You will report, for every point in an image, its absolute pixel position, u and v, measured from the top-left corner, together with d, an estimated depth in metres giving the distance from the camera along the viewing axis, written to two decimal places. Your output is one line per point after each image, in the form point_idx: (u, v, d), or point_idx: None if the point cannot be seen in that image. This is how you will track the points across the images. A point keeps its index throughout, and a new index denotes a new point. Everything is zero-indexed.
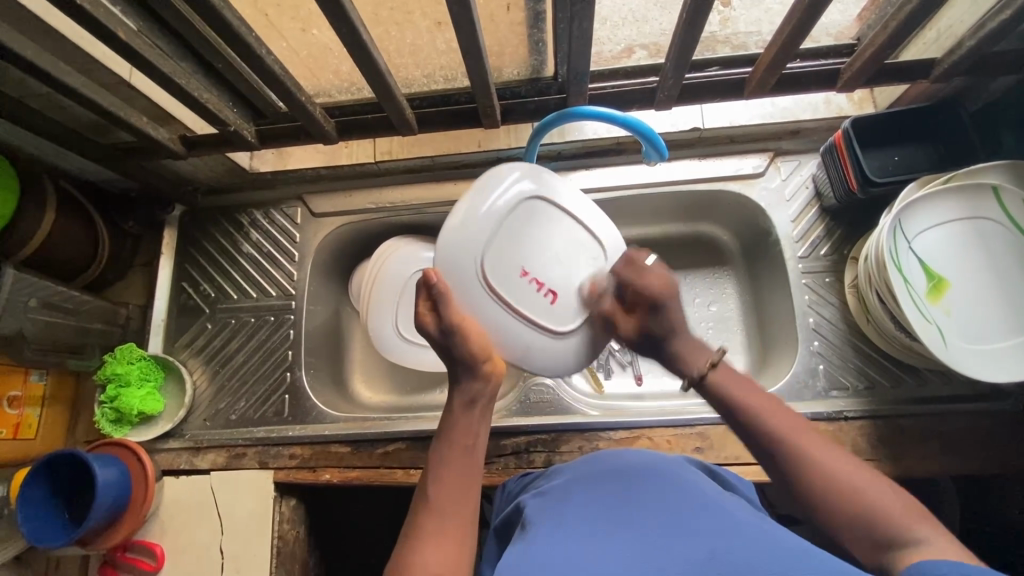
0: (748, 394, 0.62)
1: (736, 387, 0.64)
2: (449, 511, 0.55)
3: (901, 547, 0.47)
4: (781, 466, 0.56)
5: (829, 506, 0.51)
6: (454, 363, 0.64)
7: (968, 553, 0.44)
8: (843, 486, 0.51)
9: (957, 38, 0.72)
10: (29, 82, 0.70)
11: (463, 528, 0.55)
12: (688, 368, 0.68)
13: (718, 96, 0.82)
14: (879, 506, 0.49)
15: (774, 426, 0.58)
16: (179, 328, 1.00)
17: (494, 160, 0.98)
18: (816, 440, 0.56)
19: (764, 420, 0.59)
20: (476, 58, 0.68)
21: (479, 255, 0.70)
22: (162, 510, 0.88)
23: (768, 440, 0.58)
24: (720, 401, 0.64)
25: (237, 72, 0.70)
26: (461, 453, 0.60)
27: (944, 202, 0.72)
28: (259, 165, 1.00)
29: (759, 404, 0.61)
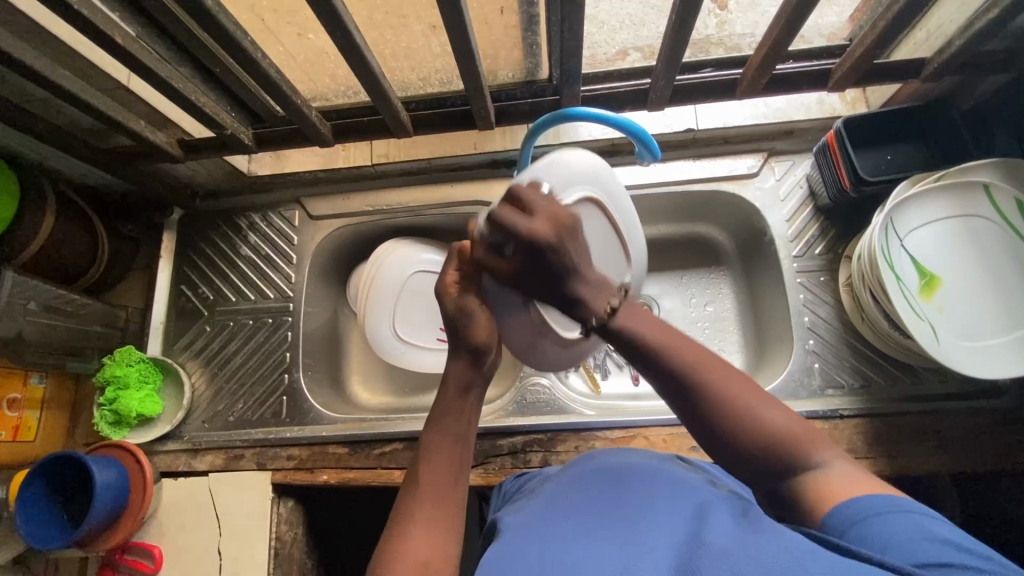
0: (649, 326, 0.55)
1: (636, 320, 0.55)
2: (432, 501, 0.54)
3: (803, 471, 0.49)
4: (696, 408, 0.51)
5: (741, 444, 0.49)
6: (458, 345, 0.60)
7: (863, 470, 0.48)
8: (756, 422, 0.49)
9: (946, 38, 0.73)
10: (28, 87, 0.71)
11: (450, 517, 0.53)
12: (591, 310, 0.56)
13: (711, 97, 0.82)
14: (784, 434, 0.49)
15: (684, 365, 0.52)
16: (178, 330, 1.01)
17: (490, 162, 0.99)
18: (723, 370, 0.52)
19: (675, 358, 0.52)
20: (470, 60, 0.69)
21: None
22: (161, 512, 0.89)
23: (684, 385, 0.51)
24: (627, 341, 0.55)
25: (233, 76, 0.71)
26: (447, 436, 0.57)
27: (936, 200, 0.72)
28: (256, 169, 1.01)
29: (675, 348, 0.53)
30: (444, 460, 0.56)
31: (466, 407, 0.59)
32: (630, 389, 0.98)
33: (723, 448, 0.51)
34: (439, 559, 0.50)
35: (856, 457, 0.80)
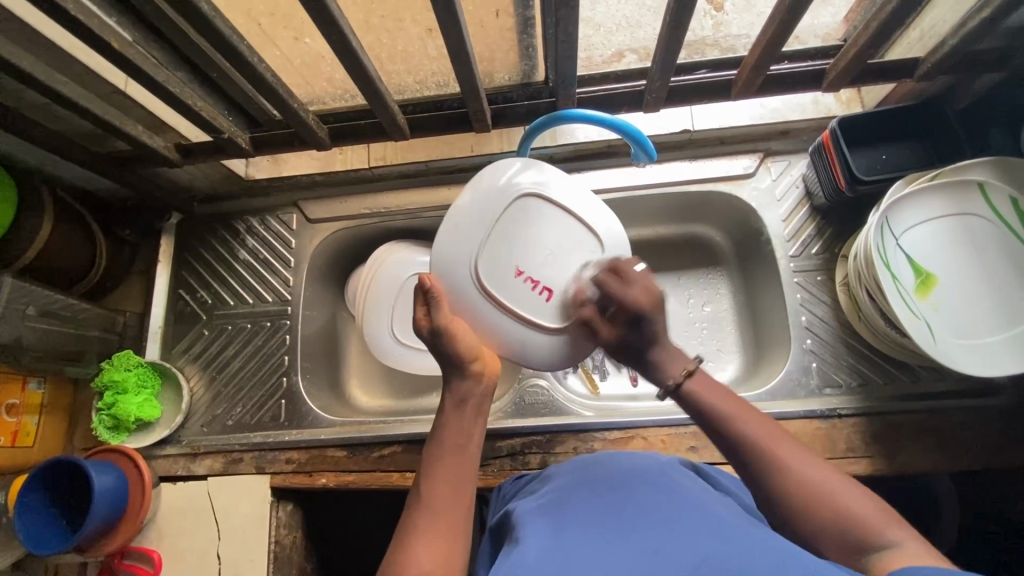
0: (719, 398, 0.60)
1: (710, 394, 0.61)
2: (439, 510, 0.54)
3: (871, 553, 0.47)
4: (760, 477, 0.54)
5: (810, 520, 0.50)
6: (445, 362, 0.65)
7: (938, 557, 0.45)
8: (822, 497, 0.50)
9: (940, 37, 0.73)
10: (25, 92, 0.72)
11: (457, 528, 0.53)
12: (667, 373, 0.65)
13: (707, 98, 0.83)
14: (856, 513, 0.49)
15: (752, 434, 0.56)
16: (176, 335, 1.01)
17: (487, 164, 0.99)
18: (785, 442, 0.55)
19: (744, 429, 0.57)
20: (466, 63, 0.69)
21: (473, 254, 0.70)
22: (159, 517, 0.89)
23: (747, 450, 0.55)
24: (699, 411, 0.61)
25: (230, 80, 0.71)
26: (453, 453, 0.59)
27: (930, 199, 0.72)
28: (253, 172, 1.01)
29: (741, 418, 0.57)
30: (448, 476, 0.57)
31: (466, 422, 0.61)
32: (629, 389, 0.98)
33: (793, 527, 0.52)
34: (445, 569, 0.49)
35: (854, 456, 0.80)
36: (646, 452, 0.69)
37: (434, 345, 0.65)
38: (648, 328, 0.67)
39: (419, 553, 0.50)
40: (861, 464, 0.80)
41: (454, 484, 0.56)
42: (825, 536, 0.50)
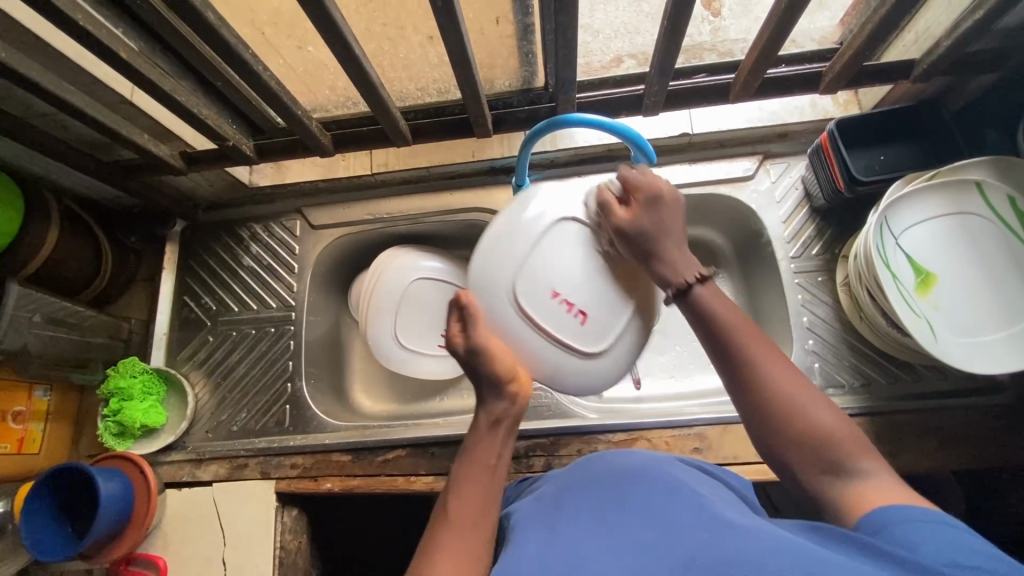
0: (716, 304, 0.58)
1: (712, 305, 0.58)
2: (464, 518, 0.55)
3: (844, 477, 0.48)
4: (746, 386, 0.54)
5: (782, 432, 0.51)
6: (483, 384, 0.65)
7: (907, 487, 0.47)
8: (801, 415, 0.50)
9: (935, 39, 0.74)
10: (33, 102, 0.73)
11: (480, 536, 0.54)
12: (674, 278, 0.61)
13: (706, 101, 0.84)
14: (831, 433, 0.49)
15: (741, 345, 0.55)
16: (181, 341, 1.01)
17: (488, 169, 1.00)
18: (776, 358, 0.54)
19: (735, 338, 0.55)
20: (467, 69, 0.70)
21: (510, 281, 0.68)
22: (165, 523, 0.89)
23: (735, 359, 0.55)
24: (698, 317, 0.58)
25: (235, 89, 0.72)
26: (478, 466, 0.60)
27: (929, 198, 0.73)
28: (257, 179, 1.03)
29: (738, 337, 0.55)
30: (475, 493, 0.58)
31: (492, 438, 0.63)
32: (632, 392, 0.99)
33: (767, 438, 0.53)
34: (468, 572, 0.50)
35: None
36: (650, 452, 0.69)
37: (472, 367, 0.66)
38: (653, 219, 0.62)
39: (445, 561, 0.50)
40: None
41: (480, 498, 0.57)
42: (827, 501, 0.49)
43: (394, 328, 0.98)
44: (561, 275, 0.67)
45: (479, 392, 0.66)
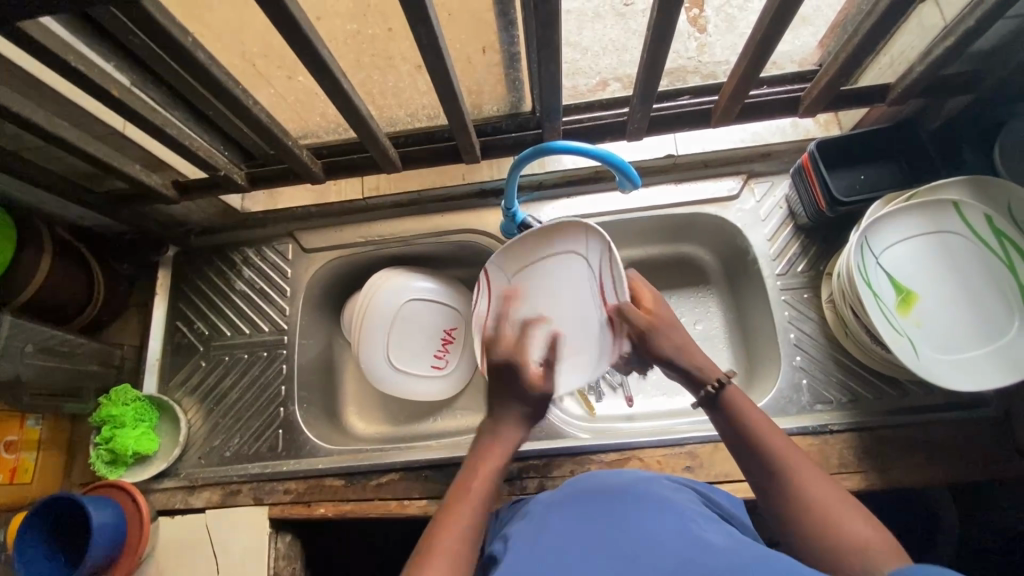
0: (753, 413, 0.60)
1: (743, 413, 0.60)
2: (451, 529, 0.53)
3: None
4: (778, 486, 0.55)
5: (814, 540, 0.51)
6: (512, 401, 0.65)
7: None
8: (826, 516, 0.51)
9: (909, 63, 0.76)
10: (26, 136, 0.73)
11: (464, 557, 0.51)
12: (704, 377, 0.64)
13: (690, 124, 0.85)
14: (870, 545, 0.48)
15: (779, 456, 0.56)
16: (173, 366, 1.01)
17: (478, 191, 1.01)
18: (813, 473, 0.54)
19: (773, 446, 0.57)
20: (454, 99, 0.72)
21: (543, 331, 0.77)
22: (158, 552, 0.88)
23: (766, 462, 0.56)
24: (728, 418, 0.61)
25: (226, 120, 0.73)
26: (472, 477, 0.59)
27: (908, 218, 0.74)
28: (249, 206, 1.04)
29: (764, 434, 0.58)
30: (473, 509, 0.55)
31: (499, 450, 0.61)
32: (624, 410, 0.99)
33: (801, 540, 0.52)
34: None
35: (848, 471, 0.81)
36: (640, 470, 0.70)
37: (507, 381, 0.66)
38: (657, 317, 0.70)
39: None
40: (855, 479, 0.80)
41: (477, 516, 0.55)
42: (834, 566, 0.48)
43: (387, 349, 0.99)
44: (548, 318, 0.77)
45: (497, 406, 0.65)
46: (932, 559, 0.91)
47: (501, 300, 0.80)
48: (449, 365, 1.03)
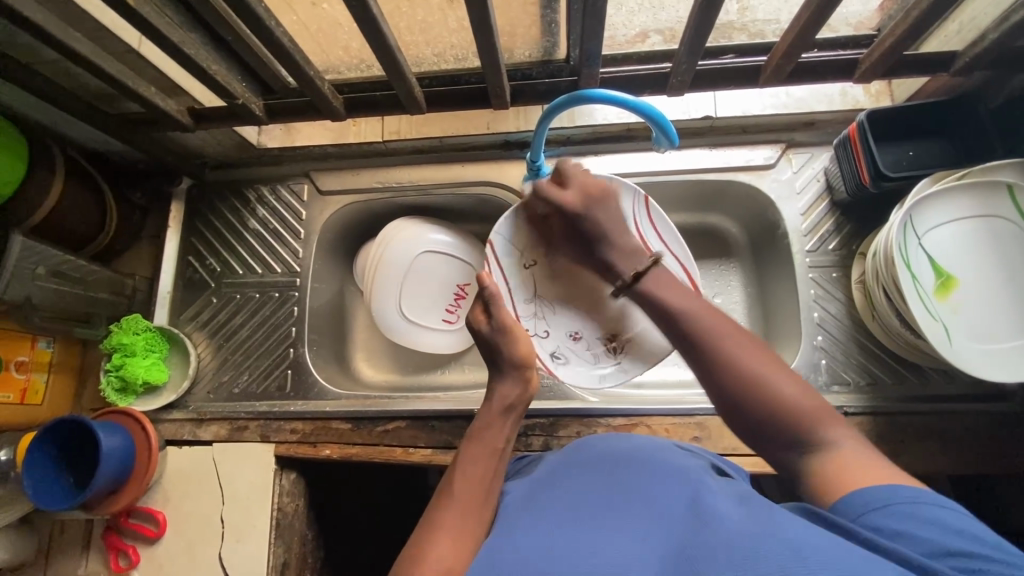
0: (670, 296, 0.60)
1: (664, 291, 0.60)
2: (467, 506, 0.56)
3: (811, 445, 0.49)
4: (708, 365, 0.54)
5: (746, 403, 0.51)
6: (501, 370, 0.69)
7: (887, 464, 0.47)
8: (769, 392, 0.51)
9: (981, 31, 0.71)
10: (38, 47, 0.70)
11: (477, 527, 0.54)
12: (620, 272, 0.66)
13: (735, 84, 0.80)
14: (796, 406, 0.50)
15: (708, 330, 0.55)
16: (184, 301, 1.01)
17: (503, 143, 0.98)
18: (769, 363, 0.52)
19: (694, 324, 0.56)
20: (490, 38, 0.68)
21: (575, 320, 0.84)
22: (166, 480, 0.90)
23: (705, 352, 0.54)
24: (649, 305, 0.61)
25: (246, 45, 0.70)
26: (481, 451, 0.62)
27: (959, 199, 0.70)
28: (266, 141, 1.00)
29: (696, 315, 0.56)
30: (478, 468, 0.59)
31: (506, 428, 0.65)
32: (633, 377, 0.98)
33: (734, 405, 0.52)
34: (462, 566, 0.49)
35: None
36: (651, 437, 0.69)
37: (491, 341, 0.71)
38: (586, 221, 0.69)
39: (445, 536, 0.52)
40: None
41: (485, 470, 0.60)
42: (778, 436, 0.50)
43: (400, 298, 0.97)
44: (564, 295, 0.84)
45: (495, 374, 0.70)
46: None
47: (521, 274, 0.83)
48: (460, 320, 1.01)
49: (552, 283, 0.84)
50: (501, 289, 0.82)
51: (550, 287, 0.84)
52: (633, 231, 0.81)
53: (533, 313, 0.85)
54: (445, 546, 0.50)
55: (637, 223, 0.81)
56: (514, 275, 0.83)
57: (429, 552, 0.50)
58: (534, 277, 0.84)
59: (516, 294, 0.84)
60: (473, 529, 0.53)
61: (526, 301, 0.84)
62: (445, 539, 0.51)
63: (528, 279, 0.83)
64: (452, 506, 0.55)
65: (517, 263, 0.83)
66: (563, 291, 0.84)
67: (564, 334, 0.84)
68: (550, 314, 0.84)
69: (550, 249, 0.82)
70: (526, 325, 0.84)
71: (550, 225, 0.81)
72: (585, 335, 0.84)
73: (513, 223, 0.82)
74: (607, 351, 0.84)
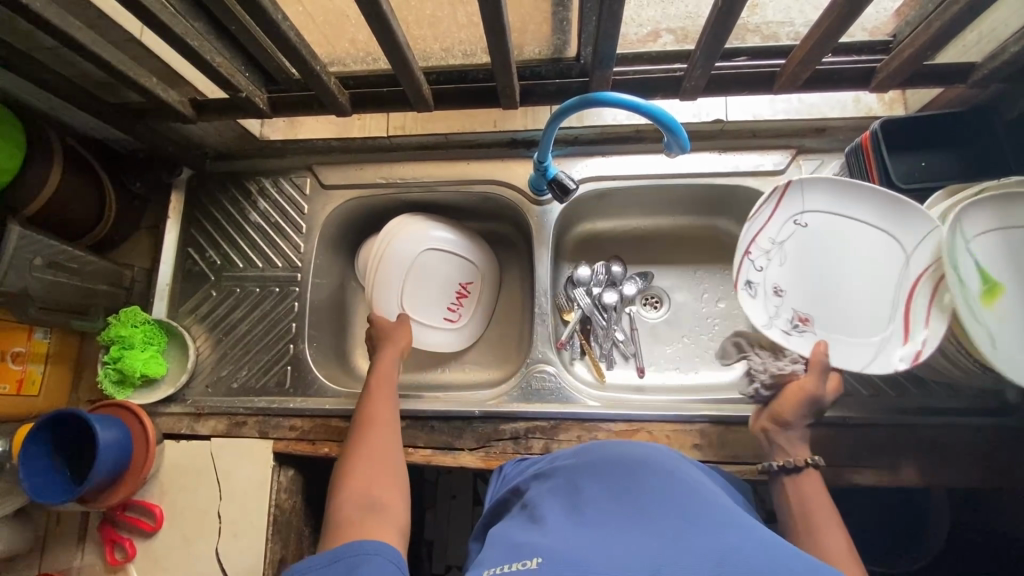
0: (814, 484, 0.66)
1: (810, 498, 0.65)
2: (371, 437, 0.74)
3: None
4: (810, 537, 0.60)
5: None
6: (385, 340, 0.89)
7: None
8: None
9: (1001, 42, 0.69)
10: (36, 34, 0.68)
11: (385, 460, 0.71)
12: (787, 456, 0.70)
13: (748, 89, 0.79)
14: None
15: (816, 511, 0.63)
16: (183, 293, 1.00)
17: (509, 141, 0.96)
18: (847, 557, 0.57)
19: (817, 517, 0.62)
20: (502, 38, 0.66)
21: (796, 299, 0.82)
22: (163, 473, 0.89)
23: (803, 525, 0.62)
24: (796, 485, 0.67)
25: (250, 36, 0.68)
26: (377, 395, 0.80)
27: (1010, 206, 0.68)
28: (268, 133, 0.99)
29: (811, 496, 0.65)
30: (376, 410, 0.78)
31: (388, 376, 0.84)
32: (635, 380, 0.97)
33: None
34: (379, 493, 0.65)
35: (859, 466, 0.80)
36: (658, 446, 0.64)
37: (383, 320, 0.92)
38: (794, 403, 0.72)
39: (359, 467, 0.69)
40: (864, 474, 0.79)
41: (384, 414, 0.78)
42: None
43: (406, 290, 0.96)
44: (821, 280, 0.82)
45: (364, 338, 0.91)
46: (921, 555, 0.91)
47: (793, 233, 0.83)
48: (461, 319, 1.01)
49: (803, 255, 0.82)
50: (755, 219, 0.82)
51: (791, 252, 0.83)
52: (918, 272, 0.76)
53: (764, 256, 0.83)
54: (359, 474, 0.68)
55: (916, 266, 0.76)
56: (778, 218, 0.83)
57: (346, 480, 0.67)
58: (826, 248, 0.82)
59: (771, 226, 0.83)
60: (385, 457, 0.71)
61: (771, 240, 0.83)
62: (359, 469, 0.69)
63: (795, 232, 0.83)
64: (369, 430, 0.76)
65: (790, 213, 0.82)
66: (810, 266, 0.82)
67: (768, 294, 0.82)
68: (783, 292, 0.82)
69: (831, 228, 0.81)
70: (746, 260, 0.82)
71: (846, 216, 0.80)
72: (783, 301, 0.82)
73: (840, 194, 0.80)
74: (786, 325, 0.81)
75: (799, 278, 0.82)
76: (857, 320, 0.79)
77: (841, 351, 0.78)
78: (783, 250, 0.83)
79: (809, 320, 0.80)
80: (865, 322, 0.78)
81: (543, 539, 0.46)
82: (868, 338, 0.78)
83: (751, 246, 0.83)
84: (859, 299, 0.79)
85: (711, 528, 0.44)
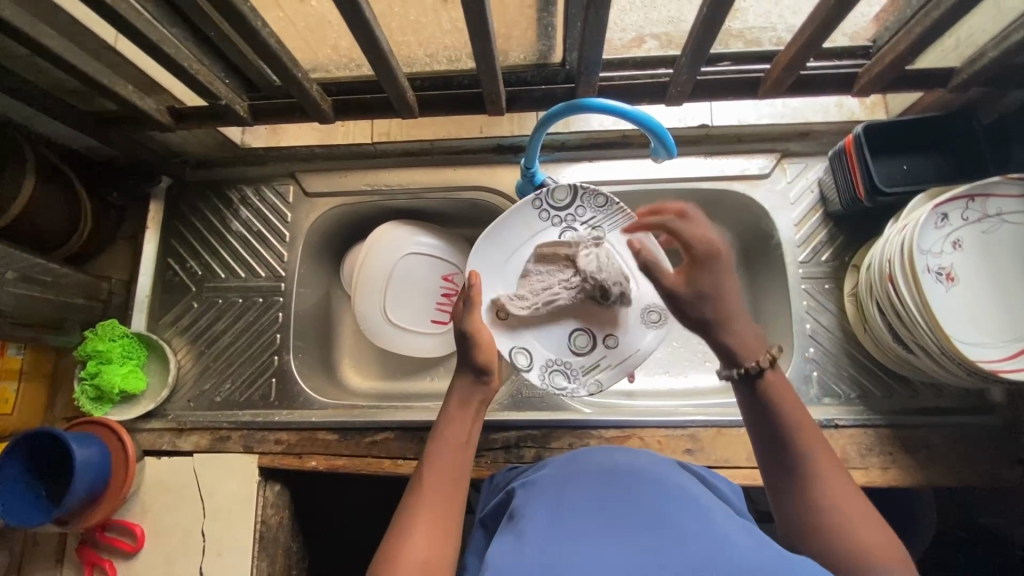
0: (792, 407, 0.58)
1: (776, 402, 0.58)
2: (439, 500, 0.58)
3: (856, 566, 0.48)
4: (801, 466, 0.55)
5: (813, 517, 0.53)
6: (465, 364, 0.70)
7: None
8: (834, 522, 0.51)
9: (978, 48, 0.71)
10: (6, 42, 0.66)
11: (449, 522, 0.56)
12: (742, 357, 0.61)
13: (733, 95, 0.79)
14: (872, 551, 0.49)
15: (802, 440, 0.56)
16: (164, 304, 0.98)
17: (496, 147, 0.95)
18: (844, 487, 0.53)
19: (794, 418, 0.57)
20: (487, 44, 0.66)
21: (957, 268, 0.71)
22: (144, 491, 0.87)
23: (790, 446, 0.56)
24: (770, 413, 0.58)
25: (230, 43, 0.67)
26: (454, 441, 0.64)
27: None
28: (250, 140, 0.97)
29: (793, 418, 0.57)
30: (450, 468, 0.62)
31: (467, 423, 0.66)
32: (625, 386, 0.97)
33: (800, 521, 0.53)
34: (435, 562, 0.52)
35: (851, 467, 0.79)
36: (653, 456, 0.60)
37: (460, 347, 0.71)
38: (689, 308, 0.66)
39: (420, 533, 0.54)
40: (856, 475, 0.79)
41: (453, 475, 0.61)
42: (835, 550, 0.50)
43: (591, 225, 0.83)
44: (967, 245, 0.72)
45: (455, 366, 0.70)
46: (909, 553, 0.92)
47: (977, 211, 0.71)
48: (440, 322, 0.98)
49: (1002, 249, 0.72)
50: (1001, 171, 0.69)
51: (1005, 237, 0.72)
52: None
53: (975, 220, 0.72)
54: (421, 541, 0.53)
55: None
56: (1005, 194, 0.71)
57: (404, 548, 0.52)
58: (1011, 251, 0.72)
59: (997, 190, 0.70)
60: (445, 524, 0.56)
61: (984, 207, 0.71)
62: (421, 536, 0.54)
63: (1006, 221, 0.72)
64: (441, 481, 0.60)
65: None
66: (993, 259, 0.72)
67: (947, 238, 0.71)
68: (956, 252, 0.71)
69: None
70: (960, 202, 0.70)
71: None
72: (952, 269, 0.71)
73: None
74: (937, 273, 0.71)
75: (979, 258, 0.72)
76: (978, 315, 0.71)
77: (960, 333, 0.69)
78: (986, 226, 0.72)
79: (955, 280, 0.71)
80: (975, 309, 0.71)
81: (525, 555, 0.44)
82: (976, 333, 0.70)
83: (971, 199, 0.71)
84: (986, 292, 0.71)
85: (702, 539, 0.44)
